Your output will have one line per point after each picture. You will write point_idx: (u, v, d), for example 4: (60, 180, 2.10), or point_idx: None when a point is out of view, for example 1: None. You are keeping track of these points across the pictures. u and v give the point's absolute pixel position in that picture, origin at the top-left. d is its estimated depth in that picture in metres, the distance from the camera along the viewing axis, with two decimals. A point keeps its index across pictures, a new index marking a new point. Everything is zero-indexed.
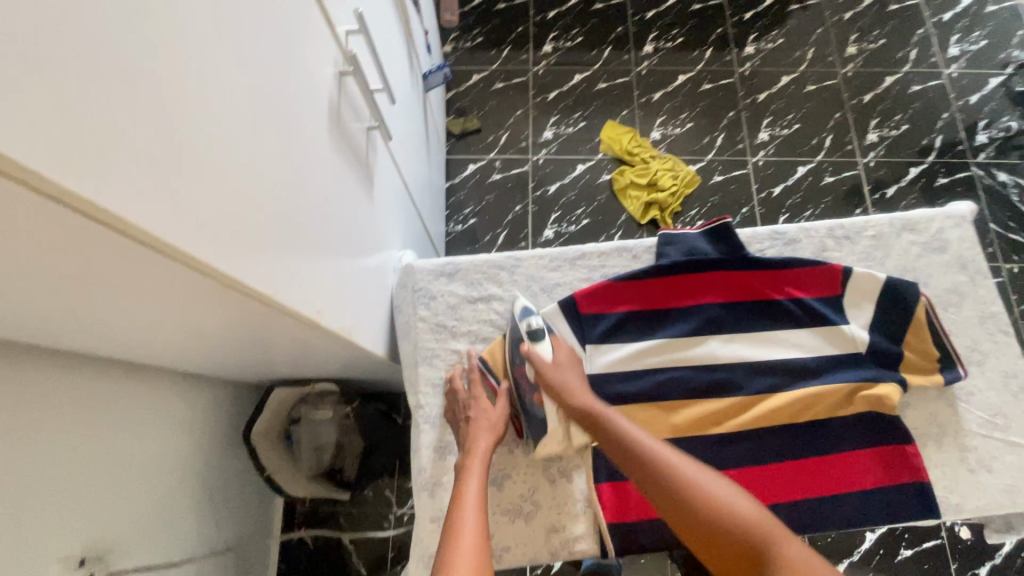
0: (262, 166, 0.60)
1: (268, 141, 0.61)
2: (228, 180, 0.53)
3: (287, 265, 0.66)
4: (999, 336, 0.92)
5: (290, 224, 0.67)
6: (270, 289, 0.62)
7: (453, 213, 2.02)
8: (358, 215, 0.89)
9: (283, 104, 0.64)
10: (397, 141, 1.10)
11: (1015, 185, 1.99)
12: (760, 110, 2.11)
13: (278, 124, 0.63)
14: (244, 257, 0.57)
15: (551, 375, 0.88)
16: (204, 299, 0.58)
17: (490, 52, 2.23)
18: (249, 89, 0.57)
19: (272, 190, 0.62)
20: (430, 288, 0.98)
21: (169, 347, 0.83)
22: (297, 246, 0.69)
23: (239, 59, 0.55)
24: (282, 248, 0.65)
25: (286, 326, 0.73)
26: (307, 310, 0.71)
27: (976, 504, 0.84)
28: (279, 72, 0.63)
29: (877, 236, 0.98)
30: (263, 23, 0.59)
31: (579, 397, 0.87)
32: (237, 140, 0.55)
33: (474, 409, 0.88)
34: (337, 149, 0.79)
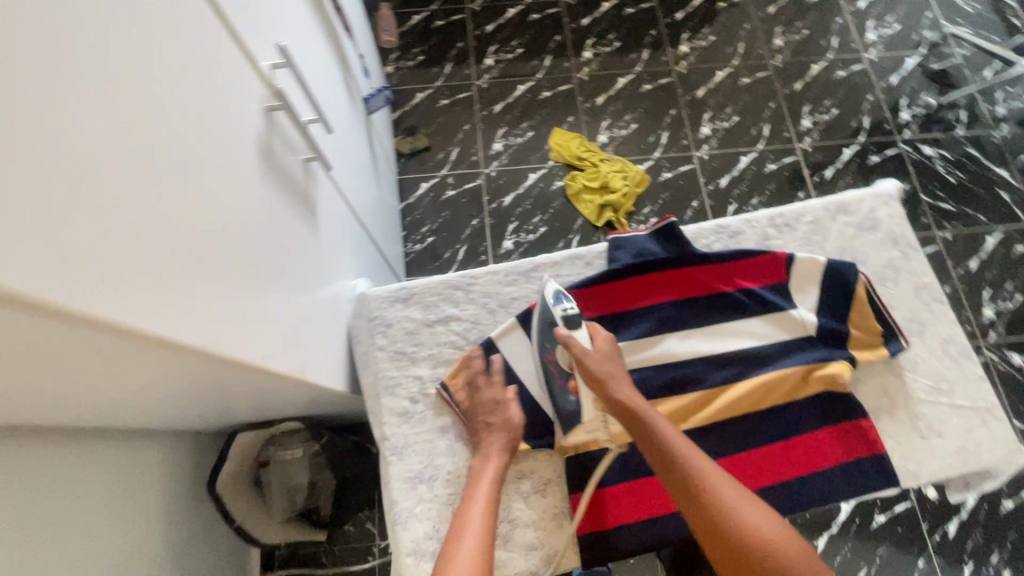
0: (191, 212, 0.57)
1: (195, 184, 0.58)
2: (154, 230, 0.50)
3: (228, 312, 0.63)
4: (934, 305, 0.97)
5: (227, 267, 0.63)
6: (213, 340, 0.58)
7: (411, 233, 2.01)
8: (300, 250, 0.86)
9: (206, 145, 0.61)
10: (339, 171, 1.08)
11: (940, 157, 2.10)
12: (699, 106, 2.18)
13: (203, 168, 0.60)
14: (180, 310, 0.53)
15: (593, 365, 0.85)
16: (136, 359, 0.54)
17: (433, 69, 2.24)
18: (169, 135, 0.54)
19: (203, 235, 0.59)
20: (387, 315, 0.96)
21: (116, 409, 0.78)
22: (237, 289, 0.65)
23: (154, 105, 0.52)
24: (221, 294, 0.61)
25: (233, 375, 0.69)
26: (253, 356, 0.67)
27: (930, 469, 0.88)
28: (198, 114, 0.60)
29: (815, 221, 1.02)
30: (178, 66, 0.57)
31: (622, 392, 0.84)
32: (160, 188, 0.52)
33: (490, 418, 0.89)
34: (270, 185, 0.76)
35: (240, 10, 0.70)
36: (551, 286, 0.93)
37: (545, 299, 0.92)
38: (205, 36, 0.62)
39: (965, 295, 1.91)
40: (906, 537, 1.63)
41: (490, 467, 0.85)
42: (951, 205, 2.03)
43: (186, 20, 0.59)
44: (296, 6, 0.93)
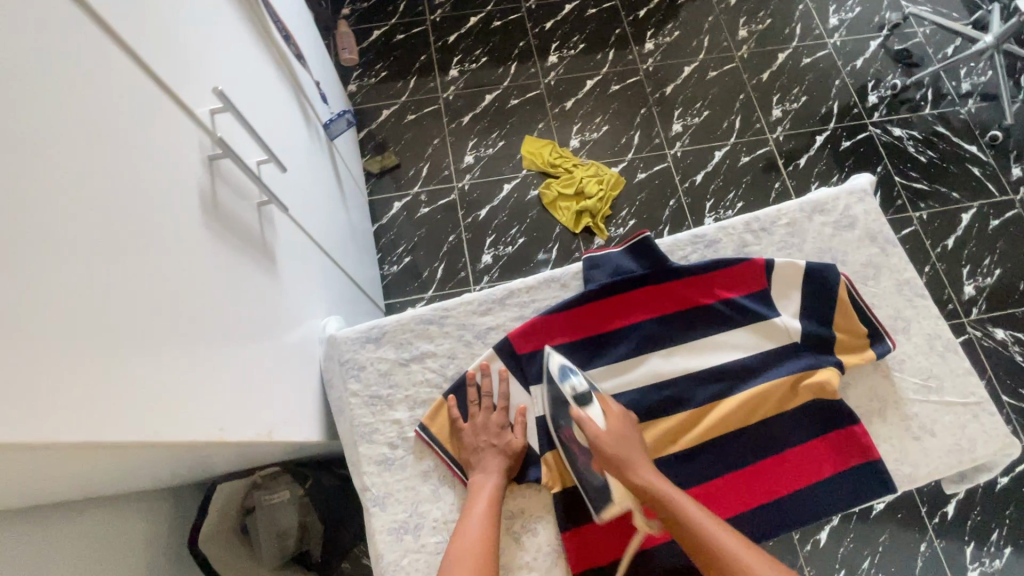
0: (126, 294, 0.52)
1: (128, 257, 0.53)
2: (76, 325, 0.46)
3: (172, 392, 0.58)
4: (917, 300, 0.96)
5: (172, 342, 0.58)
6: (148, 428, 0.53)
7: (386, 254, 1.96)
8: (261, 301, 0.81)
9: (143, 215, 0.56)
10: (299, 207, 1.03)
11: (910, 137, 2.11)
12: (669, 103, 2.16)
13: (141, 241, 0.55)
14: (105, 404, 0.48)
15: (606, 446, 0.81)
16: (65, 458, 0.49)
17: (397, 84, 2.19)
18: (94, 211, 0.49)
19: (142, 315, 0.54)
20: (358, 356, 0.92)
21: (75, 491, 0.74)
22: (185, 363, 0.60)
23: (76, 187, 0.47)
24: (162, 374, 0.56)
25: (186, 450, 0.65)
26: (204, 433, 0.62)
27: (926, 470, 0.86)
28: (132, 182, 0.55)
29: (791, 223, 1.00)
30: (101, 130, 0.52)
31: (639, 471, 0.80)
32: (81, 272, 0.47)
33: (489, 435, 0.88)
34: (222, 239, 0.71)
35: (170, 58, 0.65)
36: (553, 357, 0.90)
37: (552, 373, 0.89)
38: (131, 91, 0.57)
39: (946, 274, 1.91)
40: (907, 523, 1.63)
41: (490, 484, 0.83)
42: (925, 184, 2.03)
43: (108, 77, 0.54)
44: (237, 42, 0.88)
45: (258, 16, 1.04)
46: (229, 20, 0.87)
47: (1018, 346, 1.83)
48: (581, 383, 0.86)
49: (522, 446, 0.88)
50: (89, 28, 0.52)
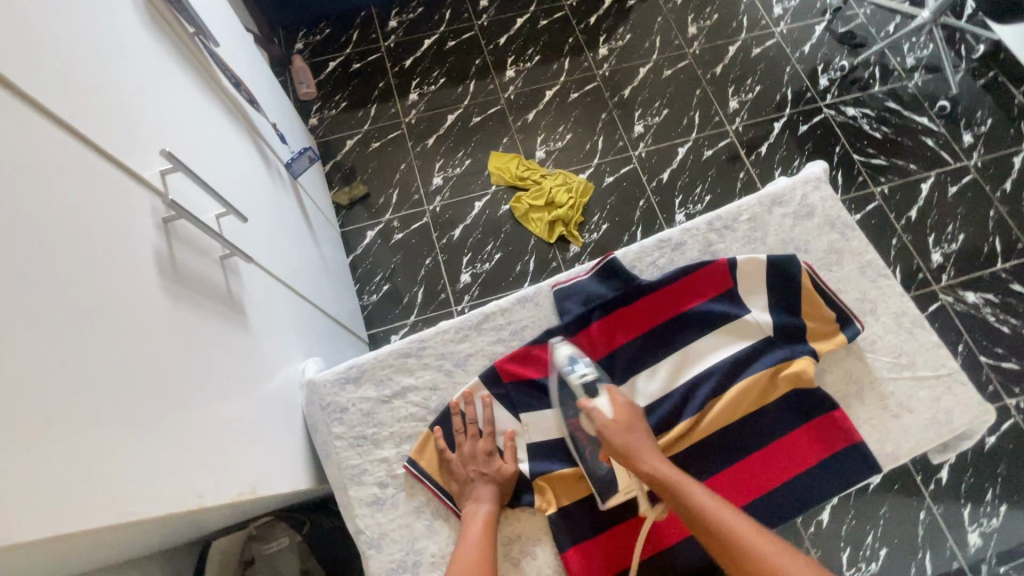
0: (91, 378, 0.52)
1: (89, 340, 0.53)
2: (45, 423, 0.46)
3: (146, 467, 0.57)
4: (881, 280, 0.98)
5: (141, 417, 0.58)
6: (126, 509, 0.53)
7: (364, 285, 1.96)
8: (232, 356, 0.80)
9: (103, 293, 0.56)
10: (266, 253, 1.02)
11: (863, 115, 2.16)
12: (628, 105, 2.19)
13: (102, 322, 0.55)
14: (79, 493, 0.48)
15: (614, 437, 0.83)
16: (41, 554, 0.49)
17: (358, 113, 2.20)
18: (53, 301, 0.49)
19: (108, 398, 0.54)
20: (340, 400, 0.92)
21: None
22: (157, 435, 0.60)
23: (31, 282, 0.47)
24: (135, 451, 0.56)
25: (166, 522, 0.65)
26: (182, 503, 0.62)
27: (907, 447, 0.88)
28: (87, 264, 0.55)
29: (752, 218, 1.02)
30: (49, 215, 0.51)
31: (648, 461, 0.81)
32: (43, 365, 0.47)
33: (479, 461, 0.88)
34: (186, 302, 0.71)
35: (111, 128, 0.65)
36: (562, 348, 0.92)
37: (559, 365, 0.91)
38: (75, 169, 0.57)
39: (913, 244, 1.96)
40: (904, 493, 1.65)
41: (483, 510, 0.84)
42: (883, 159, 2.09)
43: (50, 159, 0.53)
44: (182, 97, 0.88)
45: (203, 67, 1.04)
46: (172, 76, 0.86)
47: (990, 307, 1.87)
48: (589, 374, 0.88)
49: (514, 472, 0.88)
50: (26, 114, 0.52)
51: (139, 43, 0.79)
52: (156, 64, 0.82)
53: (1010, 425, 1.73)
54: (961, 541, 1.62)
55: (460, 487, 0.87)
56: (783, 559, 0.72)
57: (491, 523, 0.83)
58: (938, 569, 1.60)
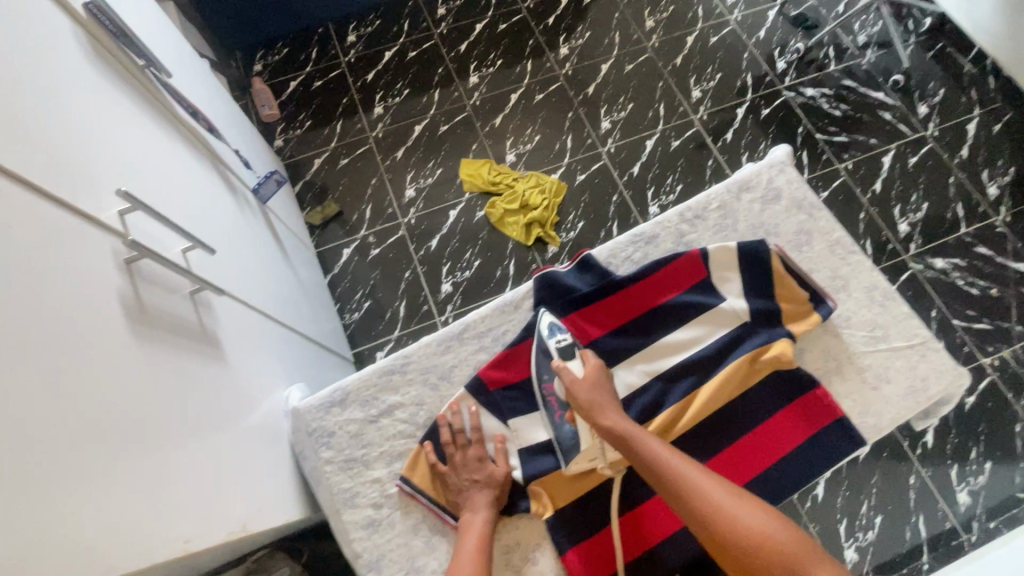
0: (62, 439, 0.51)
1: (54, 397, 0.51)
2: (15, 493, 0.45)
3: (125, 519, 0.56)
4: (851, 257, 1.00)
5: (115, 469, 0.57)
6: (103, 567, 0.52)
7: (345, 303, 1.94)
8: (212, 392, 0.79)
9: (70, 348, 0.55)
10: (239, 282, 1.01)
11: (822, 95, 2.21)
12: (594, 102, 2.21)
13: (70, 379, 0.54)
14: (50, 559, 0.47)
15: (581, 392, 0.86)
16: None
17: (324, 131, 2.17)
18: (17, 365, 0.48)
19: (81, 456, 0.53)
20: (325, 423, 0.91)
21: None
22: (134, 485, 0.59)
23: None
24: (111, 505, 0.55)
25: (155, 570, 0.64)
26: (167, 551, 0.61)
27: (888, 418, 0.91)
28: (51, 320, 0.53)
29: (721, 206, 1.04)
30: (6, 272, 0.50)
31: (613, 416, 0.85)
32: (11, 434, 0.46)
33: (474, 468, 0.88)
34: (159, 343, 0.70)
35: (62, 174, 0.63)
36: (546, 319, 0.95)
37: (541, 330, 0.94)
38: (31, 222, 0.55)
39: (880, 216, 2.01)
40: (893, 459, 1.69)
41: (479, 518, 0.84)
42: (844, 136, 2.14)
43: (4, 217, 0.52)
44: (135, 134, 0.85)
45: (157, 99, 1.02)
46: (123, 112, 0.84)
47: (958, 271, 1.93)
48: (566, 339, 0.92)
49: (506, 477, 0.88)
50: None
51: (85, 83, 0.76)
52: (105, 101, 0.80)
53: (987, 384, 1.78)
54: (951, 501, 1.67)
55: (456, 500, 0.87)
56: (736, 506, 0.75)
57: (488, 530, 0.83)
58: (932, 530, 1.64)
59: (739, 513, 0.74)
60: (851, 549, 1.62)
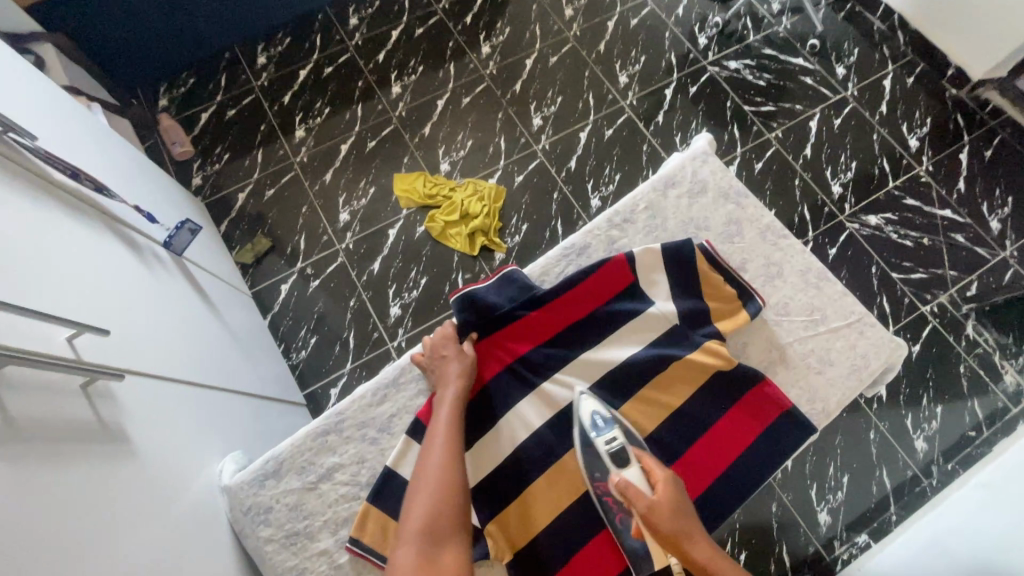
0: None
1: None
2: None
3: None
4: (781, 241, 1.00)
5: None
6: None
7: (290, 343, 1.85)
8: (123, 494, 0.73)
9: None
10: (148, 356, 0.92)
11: (746, 66, 2.22)
12: (523, 99, 2.16)
13: None
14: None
15: (659, 518, 0.79)
16: None
17: (244, 162, 2.05)
18: None
19: None
20: (262, 499, 0.88)
21: None
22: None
23: None
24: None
25: None
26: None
27: (834, 400, 0.91)
28: None
29: (649, 206, 1.02)
30: None
31: (696, 545, 0.78)
32: None
33: (447, 347, 0.92)
34: (39, 460, 0.63)
35: None
36: (586, 407, 0.88)
37: (585, 424, 0.88)
38: None
39: (813, 181, 2.05)
40: (852, 418, 1.74)
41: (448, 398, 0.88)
42: (771, 105, 2.16)
43: None
44: None
45: (22, 168, 0.91)
46: None
47: (891, 226, 1.98)
48: (618, 441, 0.85)
49: (479, 353, 0.92)
50: None
51: None
52: None
53: (930, 331, 1.85)
54: (909, 450, 1.72)
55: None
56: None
57: (457, 406, 0.87)
58: (896, 480, 1.70)
59: None
60: (824, 512, 1.66)
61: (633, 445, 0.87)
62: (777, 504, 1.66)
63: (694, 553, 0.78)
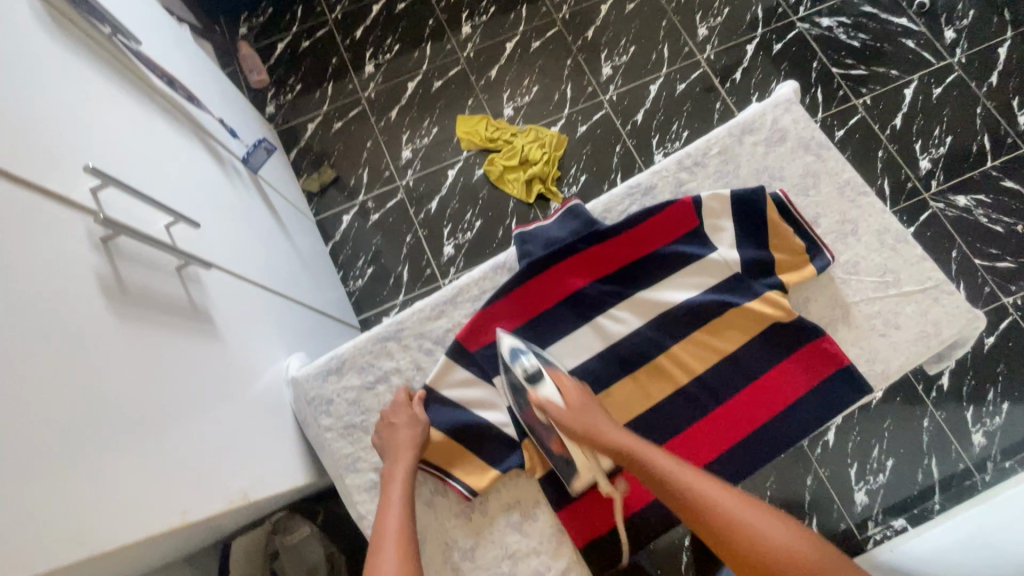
0: (53, 421, 0.53)
1: (45, 385, 0.53)
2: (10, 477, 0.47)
3: (117, 498, 0.58)
4: (861, 199, 0.95)
5: (104, 449, 0.58)
6: (91, 545, 0.53)
7: (348, 271, 1.93)
8: (209, 368, 0.81)
9: (54, 334, 0.56)
10: (229, 254, 0.99)
11: (840, 24, 2.05)
12: (594, 47, 2.09)
13: (57, 364, 0.55)
14: (38, 543, 0.48)
15: (569, 424, 0.84)
16: None
17: (315, 95, 2.11)
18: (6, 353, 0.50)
19: (74, 437, 0.55)
20: (324, 391, 0.96)
21: None
22: (124, 464, 0.60)
23: None
24: (99, 484, 0.56)
25: (159, 540, 0.66)
26: (163, 522, 0.63)
27: (896, 364, 0.88)
28: (31, 308, 0.54)
29: (723, 150, 0.99)
30: None
31: (609, 437, 0.83)
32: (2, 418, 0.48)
33: (398, 414, 0.90)
34: (145, 320, 0.70)
35: (27, 155, 0.61)
36: (505, 341, 0.90)
37: (503, 356, 0.90)
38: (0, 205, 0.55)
39: (899, 154, 1.90)
40: (907, 404, 1.67)
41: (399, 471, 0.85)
42: (863, 69, 1.99)
43: None
44: (107, 110, 0.83)
45: (128, 69, 0.97)
46: (93, 85, 0.82)
47: (981, 208, 1.83)
48: (531, 363, 0.87)
49: (535, 281, 0.94)
50: None
51: (49, 56, 0.74)
52: (70, 74, 0.77)
53: (1008, 324, 1.73)
54: (965, 442, 1.65)
55: (455, 463, 0.91)
56: (748, 512, 0.76)
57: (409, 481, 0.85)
58: (944, 472, 1.64)
59: (752, 520, 0.75)
60: (861, 492, 1.63)
61: (548, 366, 0.90)
62: (813, 478, 1.64)
63: (608, 439, 0.83)
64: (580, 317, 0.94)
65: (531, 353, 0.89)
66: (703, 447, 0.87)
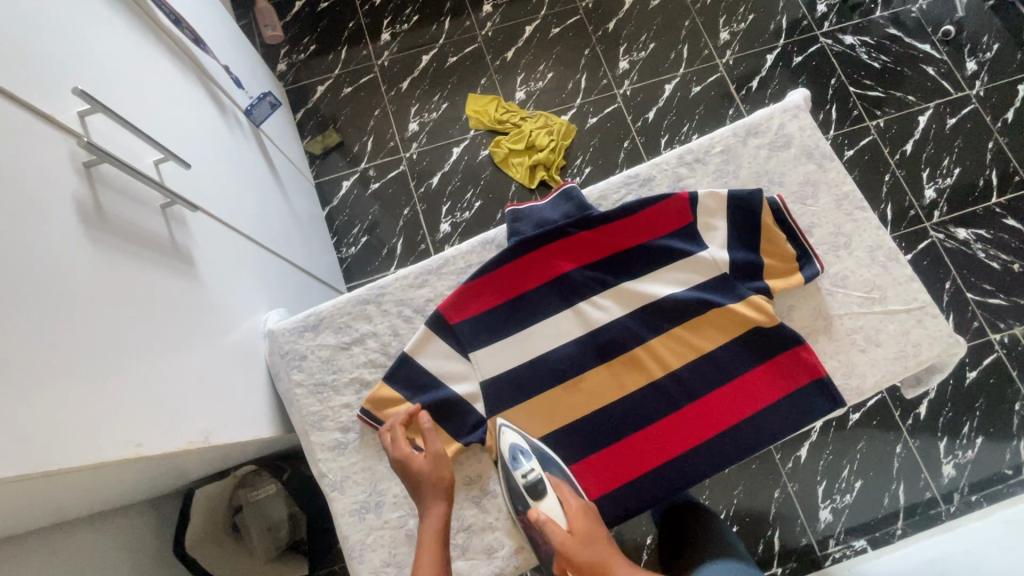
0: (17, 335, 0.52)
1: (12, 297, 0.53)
2: None
3: (70, 419, 0.57)
4: (857, 213, 0.94)
5: (65, 368, 0.57)
6: (42, 460, 0.53)
7: (342, 237, 1.92)
8: (183, 309, 0.80)
9: (26, 249, 0.55)
10: (219, 201, 0.98)
11: (863, 44, 2.03)
12: (613, 39, 2.06)
13: (25, 278, 0.54)
14: None
15: (576, 555, 0.76)
16: None
17: (328, 57, 2.09)
18: None
19: (35, 354, 0.54)
20: (299, 347, 0.97)
21: (61, 514, 0.77)
22: (81, 389, 0.59)
23: None
24: (56, 404, 0.55)
25: (110, 470, 0.65)
26: (116, 452, 0.62)
27: (871, 381, 0.88)
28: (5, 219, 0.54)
29: (725, 150, 0.98)
30: None
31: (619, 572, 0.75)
32: None
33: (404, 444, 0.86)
34: (122, 253, 0.70)
35: (18, 70, 0.60)
36: (508, 437, 0.86)
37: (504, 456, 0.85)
38: None
39: (906, 180, 1.90)
40: (883, 428, 1.68)
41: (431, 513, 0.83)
42: (880, 91, 1.98)
43: None
44: (107, 37, 0.82)
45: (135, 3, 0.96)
46: (95, 12, 0.81)
47: (980, 243, 1.83)
48: (533, 470, 0.82)
49: (522, 260, 0.94)
50: None
51: None
52: None
53: (992, 360, 1.73)
54: (934, 472, 1.66)
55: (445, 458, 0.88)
56: None
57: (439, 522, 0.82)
58: (911, 499, 1.64)
59: None
60: (826, 510, 1.64)
61: (550, 473, 0.84)
62: (781, 490, 1.65)
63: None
64: (563, 300, 0.93)
65: (532, 454, 0.84)
66: (669, 443, 0.87)
